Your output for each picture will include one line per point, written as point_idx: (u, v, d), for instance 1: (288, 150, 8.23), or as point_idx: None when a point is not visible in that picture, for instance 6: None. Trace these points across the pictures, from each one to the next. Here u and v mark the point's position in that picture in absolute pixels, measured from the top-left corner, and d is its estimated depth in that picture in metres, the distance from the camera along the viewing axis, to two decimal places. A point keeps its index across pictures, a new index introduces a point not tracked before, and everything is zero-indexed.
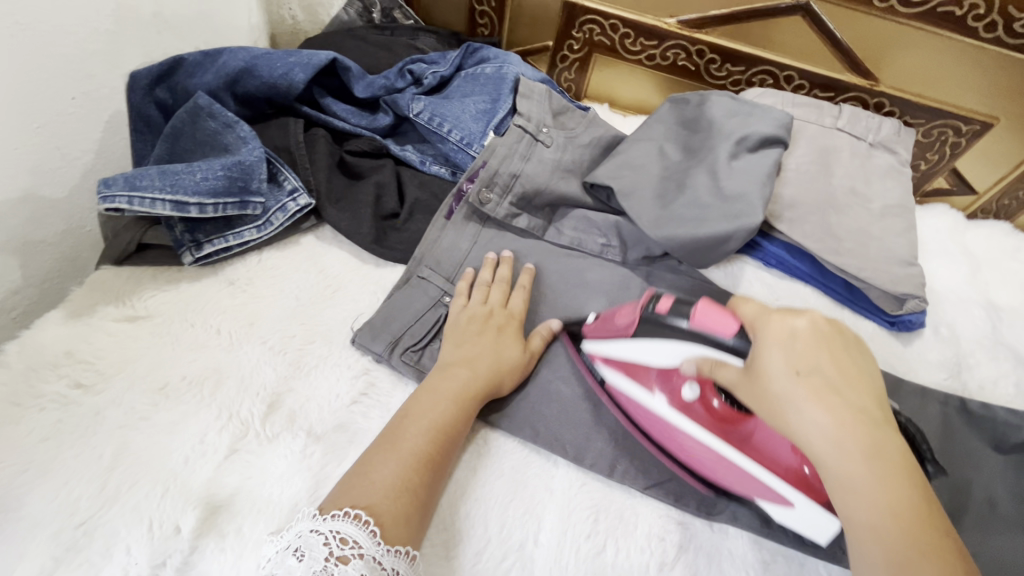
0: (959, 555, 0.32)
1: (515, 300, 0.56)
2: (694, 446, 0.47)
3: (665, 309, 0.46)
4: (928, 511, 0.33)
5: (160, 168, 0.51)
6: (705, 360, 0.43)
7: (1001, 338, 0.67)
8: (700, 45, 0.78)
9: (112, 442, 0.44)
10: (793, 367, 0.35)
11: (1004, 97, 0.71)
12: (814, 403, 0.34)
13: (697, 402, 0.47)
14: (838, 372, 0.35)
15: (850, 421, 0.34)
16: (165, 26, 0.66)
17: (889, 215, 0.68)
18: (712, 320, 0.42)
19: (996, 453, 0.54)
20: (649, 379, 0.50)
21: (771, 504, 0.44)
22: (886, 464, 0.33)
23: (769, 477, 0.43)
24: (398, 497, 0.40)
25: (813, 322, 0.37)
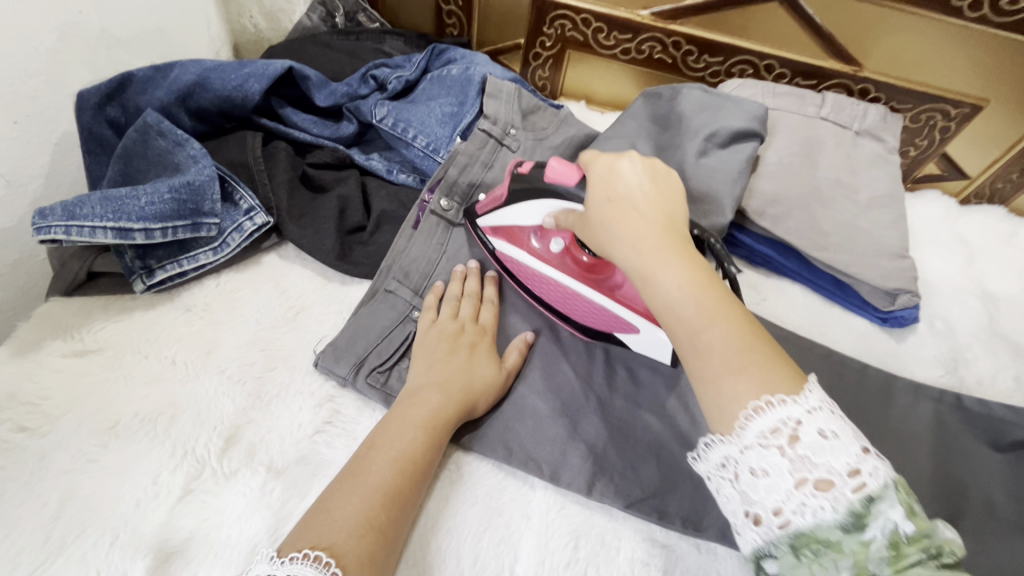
0: (742, 316, 0.35)
1: (486, 317, 0.54)
2: (561, 291, 0.54)
3: (526, 171, 0.51)
4: (716, 284, 0.36)
5: (101, 194, 0.49)
6: (559, 212, 0.48)
7: (998, 329, 0.65)
8: (675, 37, 0.75)
9: (58, 488, 0.41)
10: (605, 195, 0.42)
11: (993, 77, 0.68)
12: (620, 220, 0.39)
13: (564, 253, 0.54)
14: (642, 194, 0.41)
15: (651, 228, 0.38)
16: (114, 41, 0.63)
17: (878, 207, 0.66)
18: (560, 172, 0.46)
19: (995, 453, 0.52)
20: (525, 237, 0.56)
21: (624, 334, 0.52)
22: (678, 251, 0.37)
23: (628, 312, 0.51)
24: (364, 536, 0.38)
25: (631, 164, 0.43)
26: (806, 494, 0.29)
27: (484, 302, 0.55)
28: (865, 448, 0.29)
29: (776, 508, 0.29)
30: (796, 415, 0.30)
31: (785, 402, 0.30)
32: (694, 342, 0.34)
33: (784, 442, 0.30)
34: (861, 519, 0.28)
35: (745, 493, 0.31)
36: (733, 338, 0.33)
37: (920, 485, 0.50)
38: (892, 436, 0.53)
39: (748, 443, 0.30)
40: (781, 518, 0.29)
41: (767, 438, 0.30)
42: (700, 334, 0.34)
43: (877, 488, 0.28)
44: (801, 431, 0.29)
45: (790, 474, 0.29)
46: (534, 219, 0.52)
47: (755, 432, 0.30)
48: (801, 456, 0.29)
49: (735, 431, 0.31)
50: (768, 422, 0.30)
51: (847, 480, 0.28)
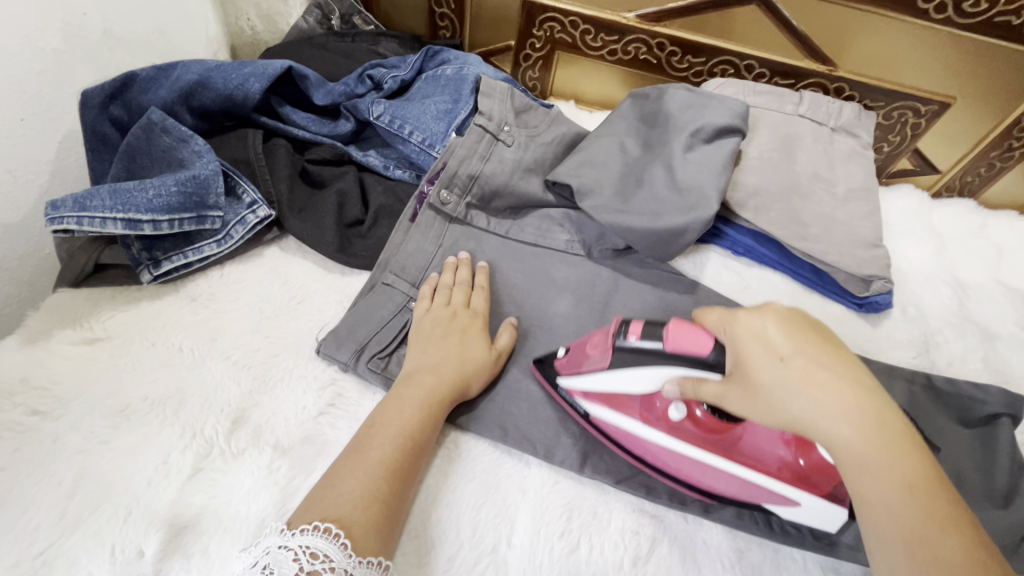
0: (962, 515, 0.33)
1: (477, 304, 0.56)
2: (690, 464, 0.47)
3: (636, 338, 0.45)
4: (935, 479, 0.34)
5: (110, 187, 0.50)
6: (686, 381, 0.42)
7: (968, 315, 0.68)
8: (660, 38, 0.78)
9: (72, 468, 0.43)
10: (778, 357, 0.36)
11: (959, 76, 0.72)
12: (815, 392, 0.34)
13: (684, 420, 0.47)
14: (824, 356, 0.36)
15: (854, 407, 0.34)
16: (116, 42, 0.65)
17: (853, 198, 0.69)
18: (688, 340, 0.41)
19: (962, 427, 0.55)
20: (632, 407, 0.49)
21: (776, 506, 0.46)
22: (889, 436, 0.34)
23: (770, 482, 0.45)
24: (367, 506, 0.40)
25: (779, 316, 0.37)
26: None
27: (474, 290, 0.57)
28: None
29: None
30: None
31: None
32: (919, 549, 0.32)
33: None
34: None
35: None
36: (972, 558, 0.31)
37: None
38: None
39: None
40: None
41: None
42: (930, 542, 0.32)
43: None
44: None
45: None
46: (650, 384, 0.45)
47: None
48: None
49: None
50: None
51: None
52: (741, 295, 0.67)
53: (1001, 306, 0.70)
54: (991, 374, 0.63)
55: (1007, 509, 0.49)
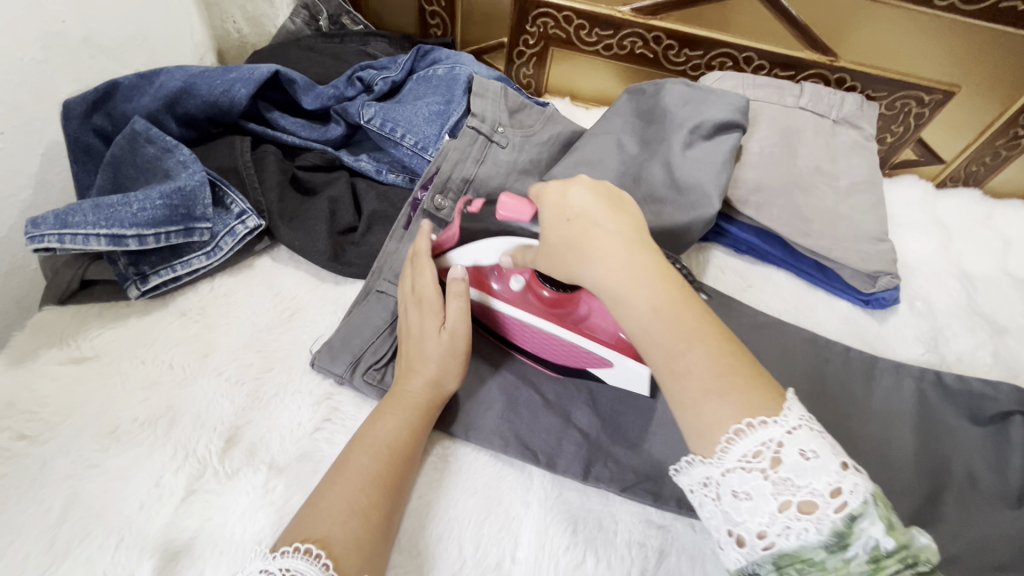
0: (720, 337, 0.34)
1: (423, 285, 0.51)
2: (528, 329, 0.51)
3: (476, 210, 0.50)
4: (695, 309, 0.35)
5: (93, 202, 0.49)
6: (514, 250, 0.47)
7: (976, 308, 0.67)
8: (656, 32, 0.76)
9: (61, 494, 0.42)
10: (564, 218, 0.40)
11: (963, 63, 0.70)
12: (588, 244, 0.37)
13: (527, 290, 0.51)
14: (599, 211, 0.39)
15: (619, 249, 0.36)
16: (98, 50, 0.63)
17: (858, 191, 0.68)
18: (513, 209, 0.45)
19: (975, 426, 0.54)
20: (487, 279, 0.53)
21: (598, 370, 0.50)
22: (646, 266, 0.36)
23: (594, 346, 0.48)
24: (347, 519, 0.38)
25: (582, 188, 0.40)
26: (790, 517, 0.29)
27: (421, 269, 0.52)
28: (844, 464, 0.29)
29: (761, 532, 0.29)
30: (774, 436, 0.30)
31: (767, 422, 0.30)
32: (671, 366, 0.34)
33: (767, 465, 0.30)
34: (843, 538, 0.28)
35: (729, 514, 0.31)
36: (714, 362, 0.33)
37: (904, 461, 0.51)
38: (876, 414, 0.55)
39: (730, 467, 0.30)
40: (766, 539, 0.29)
41: (750, 462, 0.30)
42: (677, 359, 0.33)
43: (858, 506, 0.28)
44: (782, 453, 0.29)
45: (773, 497, 0.29)
46: (493, 256, 0.50)
47: (736, 454, 0.30)
48: (782, 479, 0.29)
49: (716, 454, 0.31)
50: (749, 446, 0.30)
51: (830, 500, 0.28)
52: (744, 294, 0.66)
53: (1009, 298, 0.68)
54: (1002, 369, 0.62)
55: (1022, 510, 0.48)
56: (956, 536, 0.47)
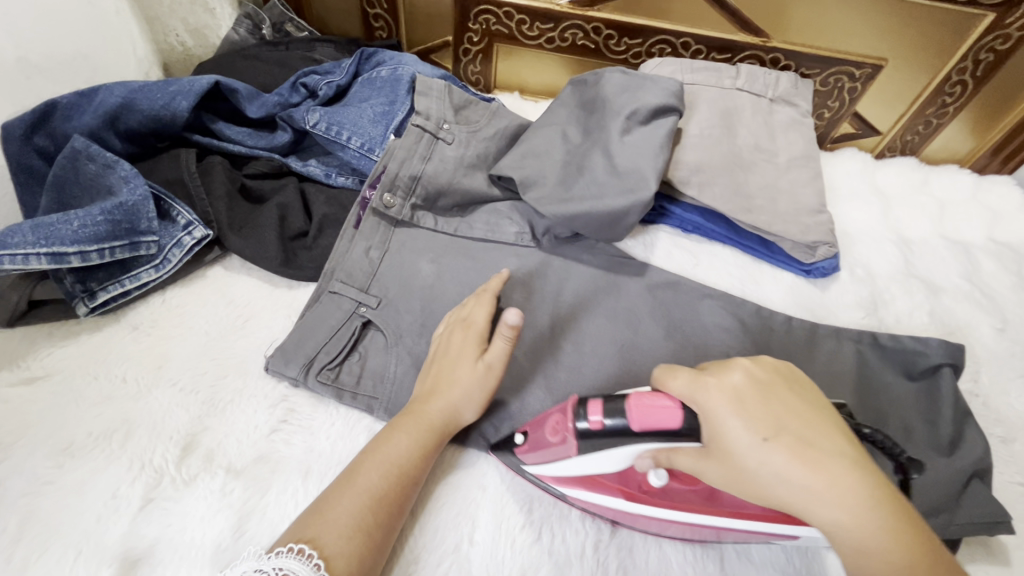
0: (950, 572, 0.31)
1: (477, 314, 0.50)
2: (688, 526, 0.44)
3: (596, 421, 0.41)
4: (917, 530, 0.32)
5: (32, 222, 0.48)
6: (663, 454, 0.40)
7: (913, 271, 0.70)
8: (595, 23, 0.78)
9: (17, 512, 0.42)
10: (758, 434, 0.34)
11: (888, 38, 0.73)
12: (802, 468, 0.32)
13: (668, 483, 0.43)
14: (798, 422, 0.34)
15: (845, 477, 0.32)
16: (34, 71, 0.60)
17: (795, 166, 0.70)
18: (651, 409, 0.39)
19: (907, 381, 0.57)
20: (610, 486, 0.45)
21: (778, 540, 0.43)
22: (886, 510, 0.31)
23: (768, 526, 0.41)
24: (351, 536, 0.38)
25: (745, 376, 0.36)
26: None
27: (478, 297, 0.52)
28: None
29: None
30: None
31: None
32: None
33: None
34: None
35: None
36: None
37: None
38: (817, 377, 0.57)
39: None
40: None
41: None
42: None
43: None
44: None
45: None
46: (624, 462, 0.42)
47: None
48: None
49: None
50: None
51: None
52: (692, 272, 0.68)
53: (945, 259, 0.71)
54: (937, 327, 0.65)
55: (952, 457, 0.51)
56: None
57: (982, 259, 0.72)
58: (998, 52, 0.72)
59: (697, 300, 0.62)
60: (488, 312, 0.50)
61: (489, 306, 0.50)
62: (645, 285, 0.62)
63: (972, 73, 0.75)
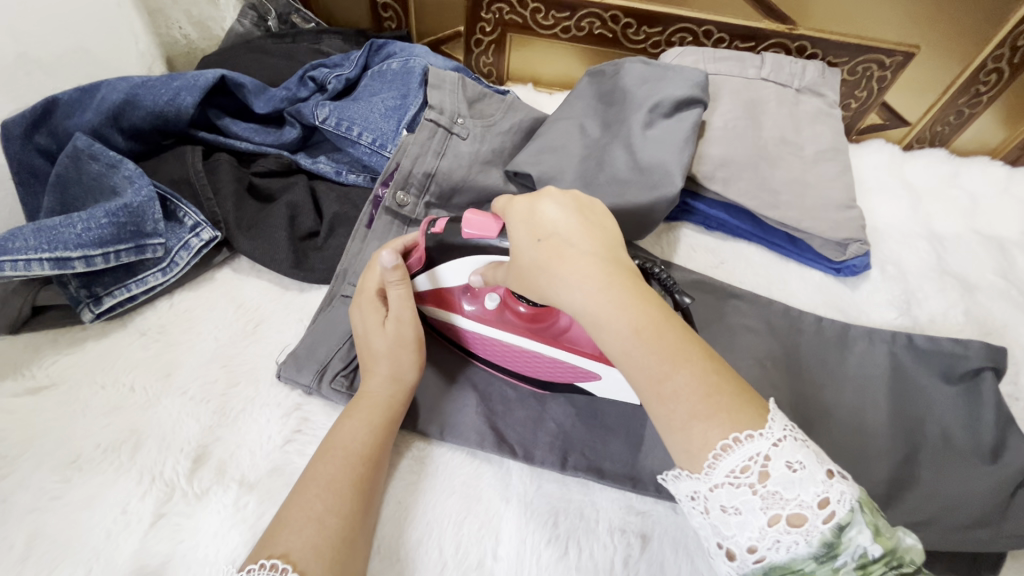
0: (699, 351, 0.32)
1: (366, 283, 0.48)
2: (503, 346, 0.50)
3: (440, 229, 0.45)
4: (670, 320, 0.32)
5: (34, 226, 0.46)
6: (487, 268, 0.43)
7: (947, 268, 0.67)
8: (613, 11, 0.75)
9: (23, 529, 0.40)
10: (534, 237, 0.36)
11: (920, 24, 0.70)
12: (559, 262, 0.34)
13: (502, 308, 0.49)
14: (574, 231, 0.35)
15: (594, 266, 0.33)
16: (34, 66, 0.58)
17: (824, 160, 0.67)
18: (480, 226, 0.41)
19: (948, 384, 0.54)
20: (457, 301, 0.50)
21: (585, 382, 0.49)
22: (630, 296, 0.32)
23: (578, 358, 0.47)
24: (306, 526, 0.36)
25: (554, 201, 0.37)
26: (780, 531, 0.27)
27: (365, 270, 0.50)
28: (830, 471, 0.28)
29: (751, 546, 0.28)
30: (762, 451, 0.28)
31: (754, 436, 0.29)
32: (659, 390, 0.31)
33: (756, 479, 0.28)
34: (832, 548, 0.27)
35: (718, 527, 0.29)
36: (699, 384, 0.30)
37: (880, 424, 0.51)
38: (850, 379, 0.55)
39: (717, 483, 0.29)
40: (756, 553, 0.28)
41: (738, 477, 0.28)
42: (665, 381, 0.30)
43: (846, 515, 0.27)
44: (769, 467, 0.28)
45: (763, 511, 0.28)
46: (463, 278, 0.47)
47: (724, 469, 0.29)
48: (772, 493, 0.28)
49: (703, 469, 0.29)
50: (737, 459, 0.28)
51: (818, 511, 0.27)
52: (716, 271, 0.65)
53: (979, 256, 0.69)
54: (974, 326, 0.62)
55: (996, 465, 0.49)
56: (932, 497, 0.48)
57: (1018, 255, 0.69)
58: None
59: (722, 301, 0.60)
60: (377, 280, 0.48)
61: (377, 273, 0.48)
62: None
63: (1009, 60, 0.72)
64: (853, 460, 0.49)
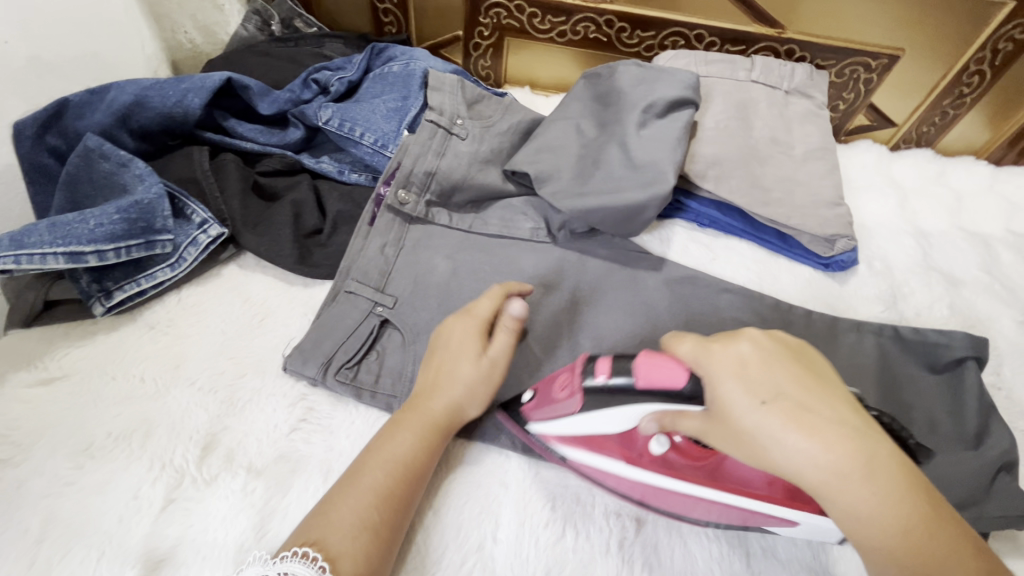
0: (956, 535, 0.31)
1: (480, 306, 0.49)
2: (673, 494, 0.44)
3: (603, 376, 0.42)
4: (925, 500, 0.31)
5: (49, 222, 0.48)
6: (665, 416, 0.39)
7: (932, 264, 0.69)
8: (608, 15, 0.77)
9: (39, 513, 0.42)
10: (756, 397, 0.32)
11: (904, 28, 0.73)
12: (801, 434, 0.31)
13: (669, 450, 0.44)
14: (804, 391, 0.32)
15: (842, 445, 0.30)
16: (45, 69, 0.60)
17: (813, 159, 0.69)
18: (662, 370, 0.39)
19: (931, 374, 0.56)
20: (610, 447, 0.46)
21: (777, 528, 0.43)
22: (892, 481, 0.31)
23: (762, 504, 0.41)
24: (358, 536, 0.38)
25: (755, 348, 0.34)
26: None
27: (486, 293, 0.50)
28: None
29: None
30: None
31: None
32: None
33: None
34: None
35: None
36: None
37: None
38: (839, 370, 0.56)
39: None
40: None
41: None
42: None
43: None
44: None
45: None
46: (627, 424, 0.43)
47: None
48: None
49: None
50: None
51: None
52: (709, 266, 0.67)
53: (964, 251, 0.71)
54: (958, 320, 0.64)
55: (979, 451, 0.51)
56: None
57: (1001, 251, 0.71)
58: (1017, 41, 0.71)
59: (716, 296, 0.61)
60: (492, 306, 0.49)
61: (495, 300, 0.49)
62: (663, 280, 0.62)
63: (991, 63, 0.74)
64: None
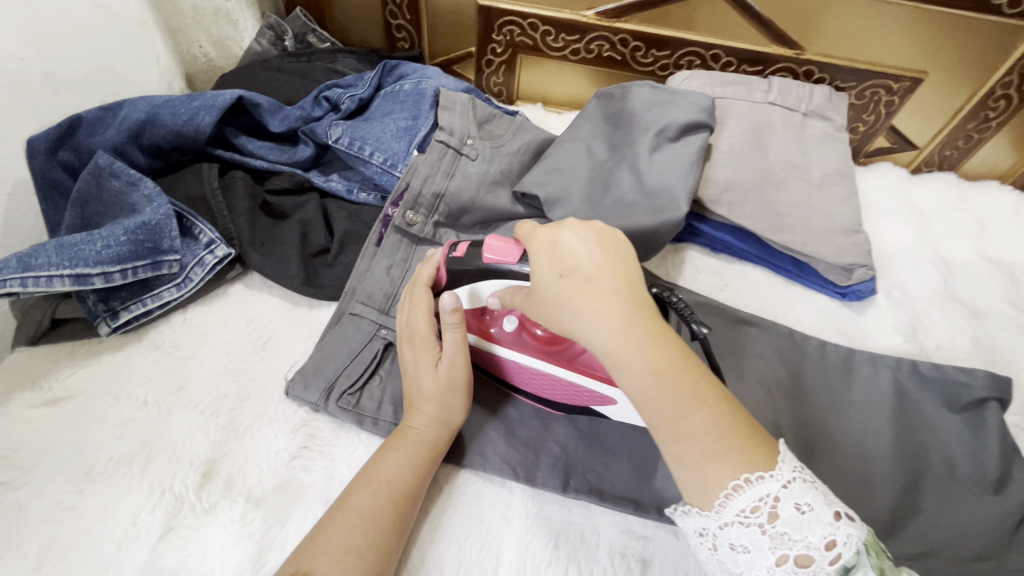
0: (718, 395, 0.33)
1: (416, 325, 0.48)
2: (527, 370, 0.50)
3: (460, 254, 0.47)
4: (690, 361, 0.34)
5: (56, 242, 0.48)
6: (505, 291, 0.45)
7: (954, 294, 0.67)
8: (622, 35, 0.76)
9: (37, 539, 0.41)
10: (557, 272, 0.37)
11: (929, 50, 0.71)
12: (578, 299, 0.35)
13: (520, 331, 0.49)
14: (594, 263, 0.36)
15: (616, 308, 0.34)
16: (61, 85, 0.60)
17: (830, 184, 0.68)
18: (500, 250, 0.43)
19: (952, 414, 0.54)
20: (477, 324, 0.51)
21: (601, 406, 0.49)
22: (648, 334, 0.34)
23: (595, 384, 0.47)
24: (342, 560, 0.37)
25: (576, 233, 0.37)
26: None
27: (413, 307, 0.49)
28: None
29: None
30: None
31: (762, 478, 0.31)
32: (675, 430, 0.32)
33: None
34: None
35: None
36: (715, 426, 0.32)
37: (881, 452, 0.51)
38: (853, 404, 0.55)
39: None
40: None
41: None
42: (681, 422, 0.32)
43: None
44: None
45: None
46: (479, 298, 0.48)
47: None
48: None
49: None
50: None
51: None
52: (721, 293, 0.65)
53: (987, 281, 0.68)
54: (981, 355, 0.62)
55: (1000, 496, 0.49)
56: (933, 527, 0.47)
57: None
58: None
59: (729, 323, 0.60)
60: (427, 320, 0.48)
61: (425, 314, 0.48)
62: None
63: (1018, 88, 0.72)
64: (854, 488, 0.49)
